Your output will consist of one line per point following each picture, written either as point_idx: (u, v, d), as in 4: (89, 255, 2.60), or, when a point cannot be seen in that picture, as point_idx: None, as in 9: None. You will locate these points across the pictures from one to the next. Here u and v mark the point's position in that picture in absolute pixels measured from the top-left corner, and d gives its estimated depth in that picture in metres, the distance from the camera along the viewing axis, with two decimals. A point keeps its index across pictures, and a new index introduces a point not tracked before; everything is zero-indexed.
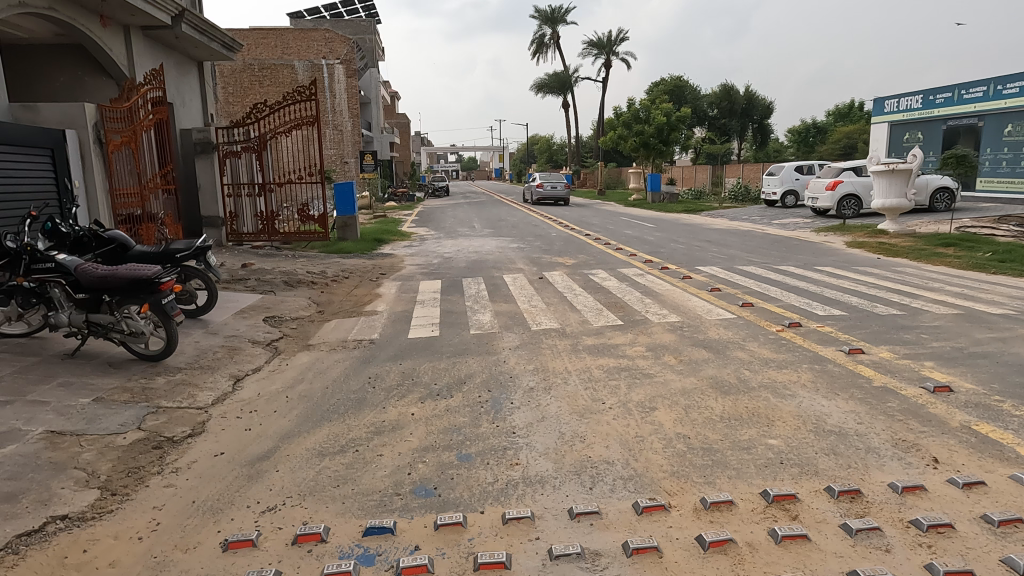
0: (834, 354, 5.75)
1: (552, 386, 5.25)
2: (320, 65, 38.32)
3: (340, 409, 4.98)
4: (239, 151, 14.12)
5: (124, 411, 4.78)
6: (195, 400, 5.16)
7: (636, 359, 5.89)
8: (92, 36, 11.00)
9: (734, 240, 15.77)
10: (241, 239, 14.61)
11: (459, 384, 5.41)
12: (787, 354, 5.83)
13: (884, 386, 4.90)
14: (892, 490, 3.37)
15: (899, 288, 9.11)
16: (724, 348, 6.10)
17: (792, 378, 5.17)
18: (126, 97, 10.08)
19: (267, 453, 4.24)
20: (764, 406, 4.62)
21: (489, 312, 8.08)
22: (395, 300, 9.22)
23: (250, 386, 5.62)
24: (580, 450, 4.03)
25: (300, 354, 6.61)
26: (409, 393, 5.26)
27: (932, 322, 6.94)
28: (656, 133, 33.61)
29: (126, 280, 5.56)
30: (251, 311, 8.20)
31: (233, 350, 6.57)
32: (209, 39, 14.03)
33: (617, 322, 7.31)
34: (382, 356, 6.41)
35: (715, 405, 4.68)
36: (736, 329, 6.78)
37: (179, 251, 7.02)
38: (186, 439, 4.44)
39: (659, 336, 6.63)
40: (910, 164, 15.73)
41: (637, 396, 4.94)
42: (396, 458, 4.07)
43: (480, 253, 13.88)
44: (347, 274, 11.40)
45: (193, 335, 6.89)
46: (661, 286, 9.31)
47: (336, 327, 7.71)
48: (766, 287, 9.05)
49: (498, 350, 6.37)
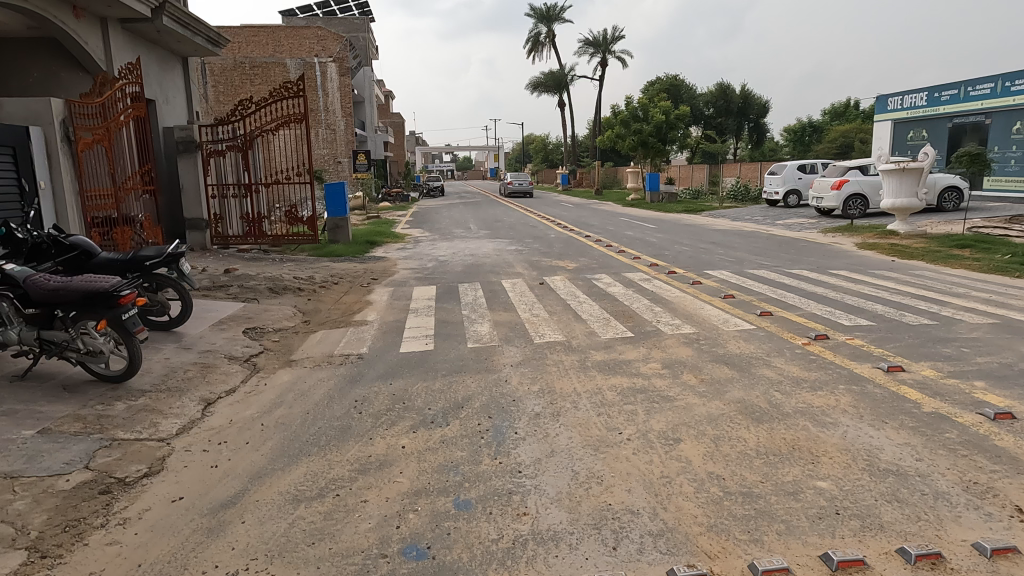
0: (871, 372, 5.19)
1: (562, 412, 4.66)
2: (311, 63, 37.61)
3: (321, 440, 4.40)
4: (223, 150, 13.41)
5: (72, 446, 4.17)
6: (156, 431, 4.55)
7: (652, 379, 5.30)
8: (65, 28, 10.33)
9: (740, 241, 15.20)
10: (227, 241, 13.91)
11: (456, 408, 4.83)
12: (819, 372, 5.25)
13: (937, 413, 4.33)
14: (979, 553, 2.80)
15: (924, 294, 8.56)
16: (748, 365, 5.53)
17: (831, 403, 4.58)
18: (99, 91, 9.44)
19: (233, 498, 3.65)
20: (806, 438, 4.04)
21: (488, 322, 7.49)
22: (387, 309, 8.61)
23: (222, 412, 5.01)
24: (598, 496, 3.45)
25: (281, 372, 6.01)
26: (400, 420, 4.67)
27: (970, 333, 6.39)
28: (655, 132, 33.09)
29: (82, 293, 4.96)
30: (230, 323, 7.57)
31: (206, 368, 5.95)
32: (192, 33, 13.40)
33: (627, 334, 6.74)
34: (371, 374, 5.81)
35: (749, 437, 4.10)
36: (758, 342, 6.22)
37: (149, 258, 6.44)
38: (140, 481, 3.85)
39: (674, 350, 6.06)
40: (922, 163, 15.19)
41: (658, 425, 4.35)
42: (384, 506, 3.47)
43: (477, 256, 13.29)
44: (336, 280, 10.79)
45: (163, 351, 6.27)
46: (671, 292, 8.73)
47: (321, 340, 7.10)
48: (783, 293, 8.49)
49: (499, 367, 5.78)
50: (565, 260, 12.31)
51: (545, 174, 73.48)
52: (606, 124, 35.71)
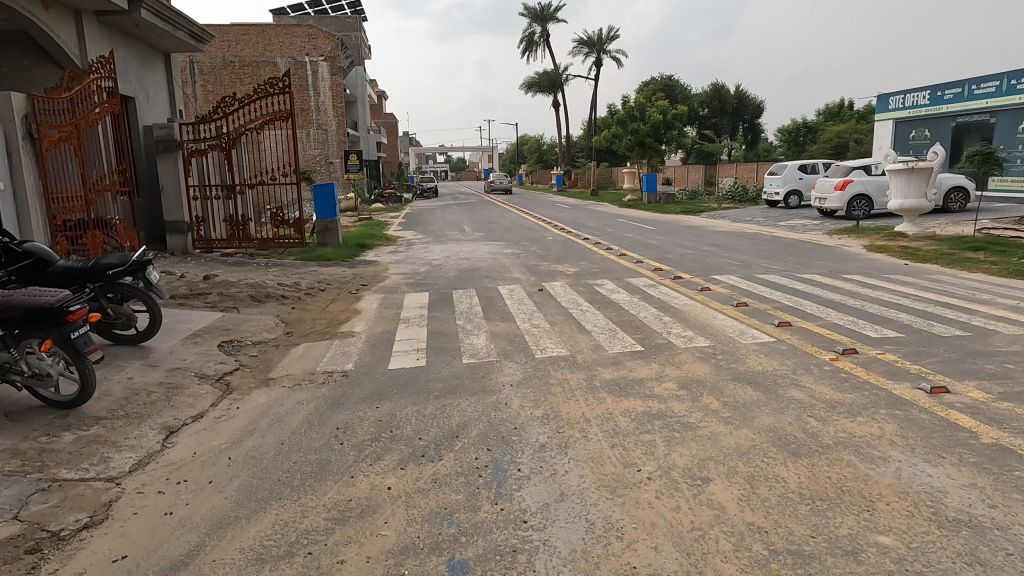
0: (912, 394, 4.65)
1: (570, 443, 4.10)
2: (303, 62, 36.87)
3: (295, 479, 3.82)
4: (206, 150, 12.76)
5: (3, 490, 3.60)
6: (105, 468, 3.97)
7: (669, 402, 4.73)
8: (36, 20, 9.73)
9: (744, 243, 14.69)
10: (210, 245, 13.21)
11: (450, 439, 4.26)
12: (855, 395, 4.69)
13: (999, 446, 3.79)
14: None
15: (948, 301, 8.03)
16: (773, 386, 4.98)
17: (875, 433, 4.05)
18: (67, 85, 8.84)
19: (185, 557, 3.08)
20: (854, 477, 3.50)
21: (485, 334, 6.92)
22: (376, 318, 8.02)
23: (186, 442, 4.43)
24: (620, 556, 2.90)
25: (256, 393, 5.42)
26: (386, 454, 4.10)
27: (1011, 347, 5.85)
28: (652, 132, 32.52)
29: (24, 309, 4.38)
30: (205, 336, 6.98)
31: (172, 389, 5.35)
32: (173, 27, 12.80)
33: (636, 348, 6.19)
34: (356, 396, 5.22)
35: (789, 475, 3.56)
36: (781, 357, 5.68)
37: (111, 267, 5.84)
38: (77, 534, 3.26)
39: (690, 367, 5.53)
40: (931, 162, 14.73)
41: (681, 459, 3.80)
42: (364, 570, 2.90)
43: (472, 260, 12.70)
44: (323, 286, 10.21)
45: (126, 369, 5.68)
46: (679, 299, 8.18)
47: (303, 355, 6.51)
48: (799, 301, 7.95)
49: (498, 388, 5.21)
50: (564, 264, 11.73)
51: (540, 174, 72.95)
52: (603, 124, 35.15)
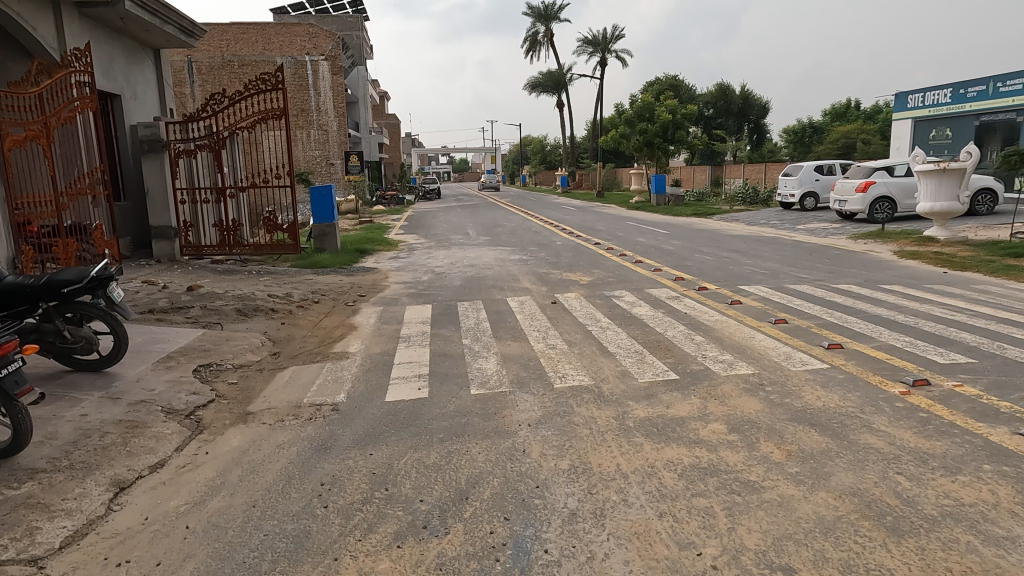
0: (1014, 442, 3.86)
1: (605, 511, 3.30)
2: (303, 60, 36.43)
3: (264, 562, 3.03)
4: (195, 150, 12.01)
5: None
6: (30, 544, 3.19)
7: (721, 451, 3.94)
8: (8, 11, 8.96)
9: (764, 248, 13.93)
10: (200, 251, 12.45)
11: (458, 502, 3.47)
12: (944, 442, 3.90)
13: None
14: None
15: (1009, 317, 7.21)
16: (843, 429, 4.17)
17: (986, 499, 3.25)
18: (37, 80, 8.13)
19: None
20: (983, 571, 2.70)
21: (495, 357, 6.12)
22: (374, 336, 7.22)
23: (138, 503, 3.64)
24: None
25: (230, 433, 4.63)
26: (379, 524, 3.31)
27: None
28: (660, 132, 31.67)
29: None
30: (180, 359, 6.18)
31: (132, 430, 4.56)
32: (162, 21, 12.05)
33: (670, 376, 5.39)
34: (347, 439, 4.42)
35: (895, 565, 2.76)
36: (842, 389, 4.89)
37: (66, 284, 5.06)
38: None
39: (737, 403, 4.73)
40: (964, 162, 13.94)
41: (751, 538, 3.01)
42: None
43: (477, 267, 11.93)
44: (318, 297, 9.43)
45: (82, 404, 4.90)
46: (708, 315, 7.38)
47: (289, 382, 5.72)
48: (843, 317, 7.14)
49: (513, 429, 4.41)
50: (577, 272, 10.96)
51: (544, 175, 72.16)
52: (610, 123, 34.42)
